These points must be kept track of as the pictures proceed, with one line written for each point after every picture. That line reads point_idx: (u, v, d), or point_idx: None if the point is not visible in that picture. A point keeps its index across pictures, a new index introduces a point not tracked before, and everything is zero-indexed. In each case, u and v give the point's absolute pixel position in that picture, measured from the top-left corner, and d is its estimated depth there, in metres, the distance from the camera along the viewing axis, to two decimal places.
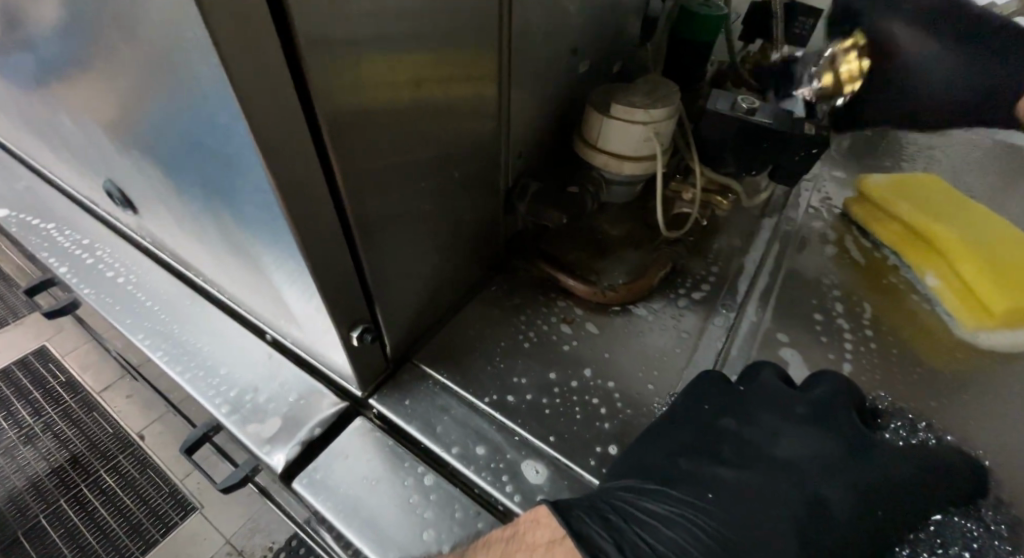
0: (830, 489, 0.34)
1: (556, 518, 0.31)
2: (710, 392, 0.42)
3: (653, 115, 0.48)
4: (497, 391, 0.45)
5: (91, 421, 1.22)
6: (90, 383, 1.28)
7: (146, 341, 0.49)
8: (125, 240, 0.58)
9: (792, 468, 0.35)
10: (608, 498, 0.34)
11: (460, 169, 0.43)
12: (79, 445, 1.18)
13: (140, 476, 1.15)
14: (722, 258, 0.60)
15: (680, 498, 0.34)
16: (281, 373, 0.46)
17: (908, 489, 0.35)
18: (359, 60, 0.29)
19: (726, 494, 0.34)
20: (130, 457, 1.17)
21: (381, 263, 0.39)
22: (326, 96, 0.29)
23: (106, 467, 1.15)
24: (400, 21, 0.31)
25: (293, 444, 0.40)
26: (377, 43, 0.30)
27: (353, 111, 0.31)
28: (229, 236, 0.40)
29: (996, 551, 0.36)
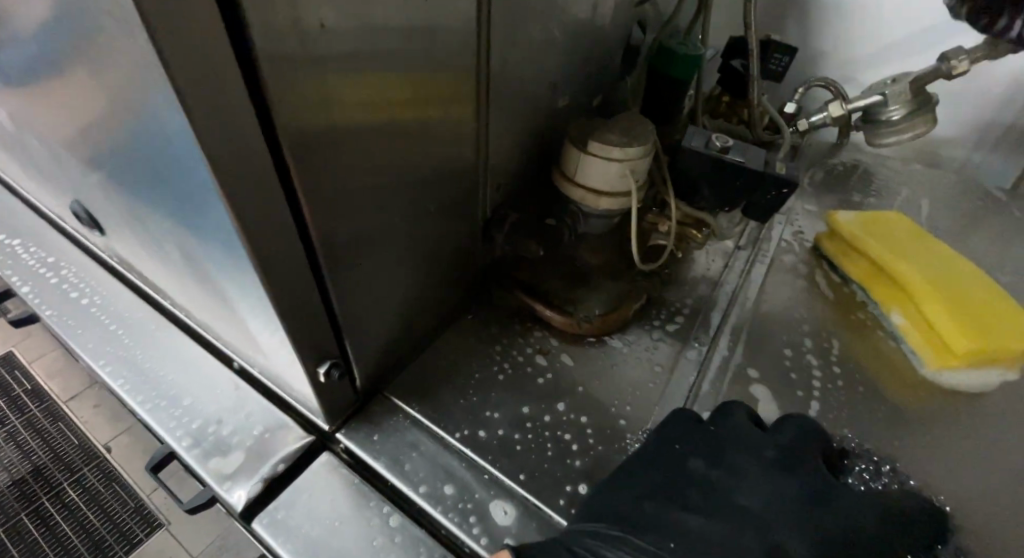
0: (793, 538, 0.34)
1: None
2: (679, 432, 0.42)
3: (628, 154, 0.49)
4: (468, 425, 0.44)
5: (56, 431, 1.18)
6: (57, 391, 1.24)
7: (107, 368, 0.47)
8: (93, 260, 0.57)
9: (756, 514, 0.35)
10: (573, 545, 0.34)
11: (434, 202, 0.43)
12: (42, 457, 1.13)
13: (104, 489, 1.11)
14: (697, 290, 0.60)
15: (642, 547, 0.34)
16: (247, 404, 0.45)
17: (870, 535, 0.36)
18: (327, 98, 0.30)
19: (688, 541, 0.34)
20: (95, 470, 1.13)
21: (349, 297, 0.39)
22: (292, 134, 0.29)
23: (70, 480, 1.11)
24: (371, 62, 0.31)
25: (256, 481, 0.39)
26: (347, 84, 0.30)
27: (321, 149, 0.31)
28: (197, 266, 0.39)
29: None
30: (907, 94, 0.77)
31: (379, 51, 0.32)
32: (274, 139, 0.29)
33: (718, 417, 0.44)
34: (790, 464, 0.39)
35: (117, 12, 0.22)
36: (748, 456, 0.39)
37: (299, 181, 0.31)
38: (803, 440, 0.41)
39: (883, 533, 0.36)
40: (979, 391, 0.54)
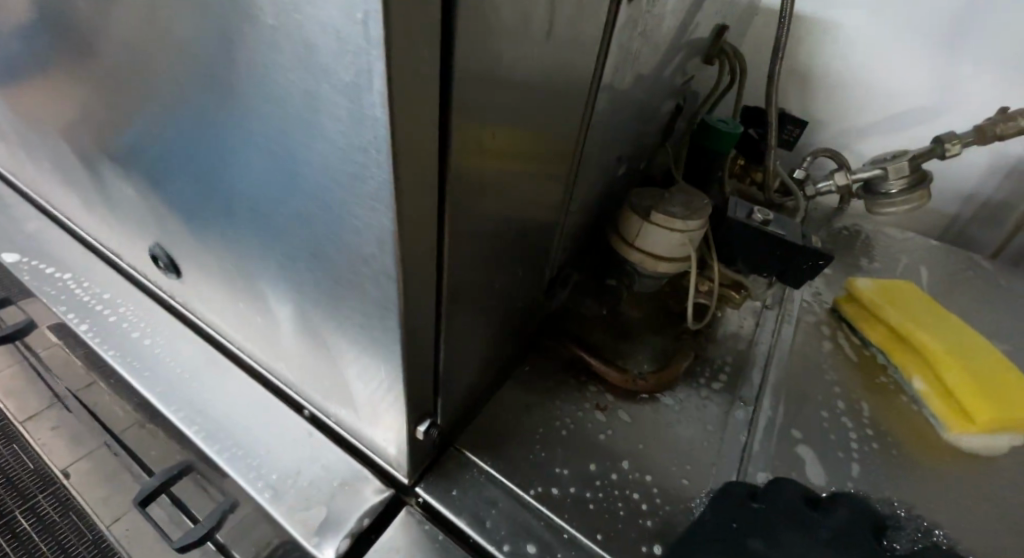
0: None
1: None
2: (743, 497, 0.44)
3: (689, 226, 0.52)
4: (541, 482, 0.46)
5: None
6: None
7: (178, 414, 0.47)
8: (150, 298, 0.57)
9: None
10: None
11: (519, 265, 0.45)
12: None
13: None
14: (735, 348, 0.64)
15: None
16: (323, 455, 0.45)
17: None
18: (479, 188, 0.31)
19: None
20: None
21: (451, 359, 0.40)
22: (454, 222, 0.31)
23: None
24: (510, 152, 0.33)
25: (342, 536, 0.40)
26: (492, 171, 0.32)
27: (466, 230, 0.33)
28: (297, 322, 0.40)
29: None
30: (906, 171, 0.83)
31: (518, 142, 0.33)
32: (442, 229, 0.30)
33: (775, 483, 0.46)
34: (849, 536, 0.40)
35: (332, 124, 0.23)
36: (811, 530, 0.41)
37: (449, 264, 0.32)
38: (860, 515, 0.42)
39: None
40: (994, 457, 0.58)
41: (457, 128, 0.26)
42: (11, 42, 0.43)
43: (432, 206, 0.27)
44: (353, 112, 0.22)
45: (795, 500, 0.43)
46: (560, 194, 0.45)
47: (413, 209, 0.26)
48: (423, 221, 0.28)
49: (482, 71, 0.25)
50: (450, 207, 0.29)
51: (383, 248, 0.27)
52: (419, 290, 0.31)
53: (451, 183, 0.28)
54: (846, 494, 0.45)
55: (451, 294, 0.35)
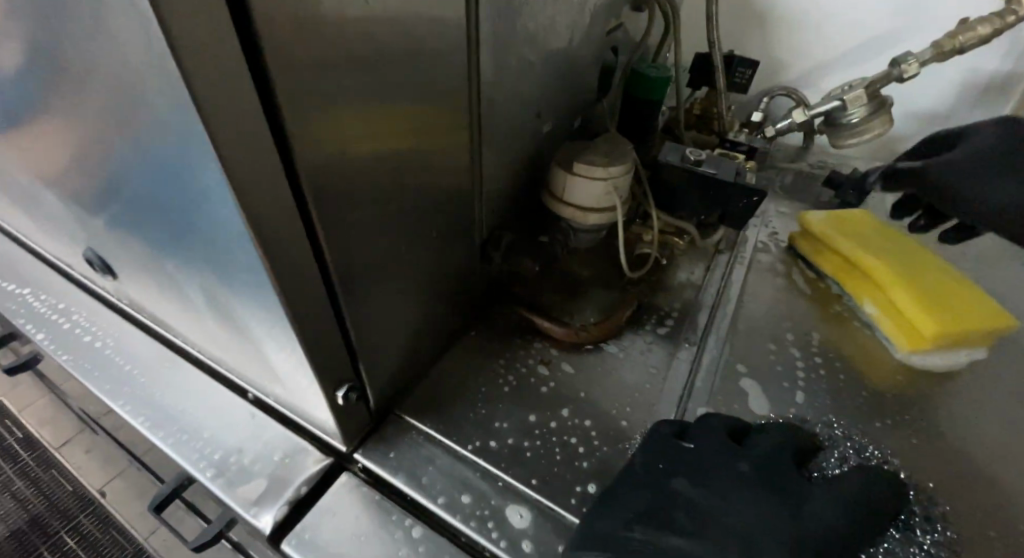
0: (772, 544, 0.36)
1: None
2: (669, 444, 0.44)
3: (610, 172, 0.52)
4: (479, 437, 0.47)
5: (48, 477, 1.29)
6: (48, 438, 1.33)
7: (128, 407, 0.49)
8: (103, 303, 0.59)
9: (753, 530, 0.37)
10: None
11: (435, 228, 0.46)
12: (37, 505, 1.23)
13: (102, 534, 1.21)
14: (684, 293, 0.64)
15: None
16: (265, 432, 0.46)
17: (848, 528, 0.38)
18: (346, 164, 0.33)
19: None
20: (90, 515, 1.23)
21: (363, 322, 0.41)
22: (319, 192, 0.32)
23: (67, 527, 1.21)
24: (380, 131, 0.34)
25: (280, 505, 0.41)
26: (361, 154, 0.34)
27: (343, 207, 0.34)
28: (215, 306, 0.41)
29: None
30: (863, 99, 0.76)
31: (388, 118, 0.35)
32: (304, 200, 0.31)
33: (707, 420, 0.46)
34: (766, 471, 0.41)
35: (147, 84, 0.24)
36: (730, 470, 0.41)
37: (329, 237, 0.34)
38: (781, 446, 0.43)
39: (856, 526, 0.38)
40: (948, 374, 0.58)
41: (282, 81, 0.26)
42: None
43: (276, 164, 0.28)
44: (158, 70, 0.22)
45: (718, 435, 0.44)
46: (464, 153, 0.45)
47: (252, 165, 0.27)
48: (275, 179, 0.28)
49: (298, 21, 0.25)
50: (309, 180, 0.30)
51: (236, 210, 0.28)
52: (295, 250, 0.32)
53: (298, 147, 0.29)
54: (769, 426, 0.45)
55: (343, 264, 0.36)
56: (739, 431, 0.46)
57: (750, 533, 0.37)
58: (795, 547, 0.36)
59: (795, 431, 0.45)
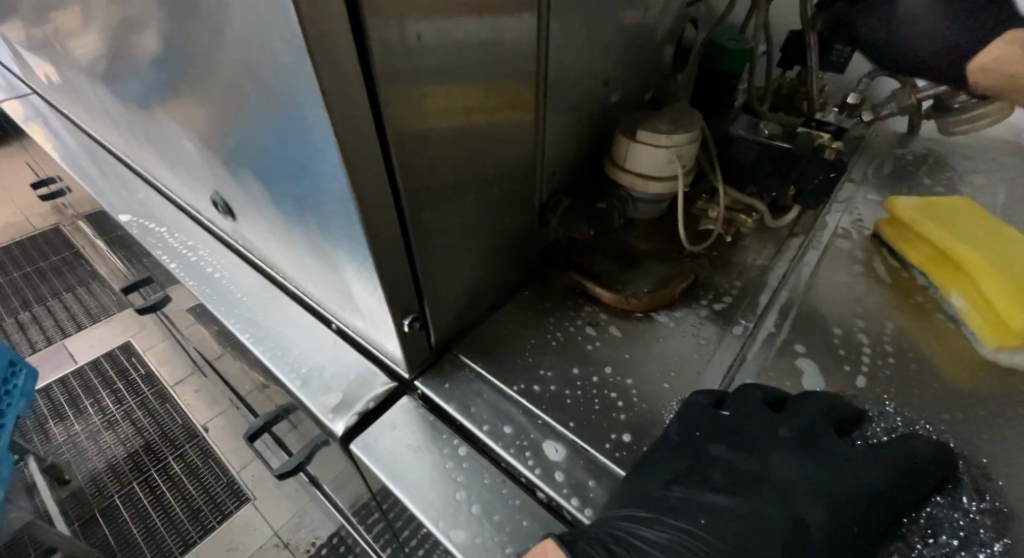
0: (814, 514, 0.37)
1: (561, 550, 0.36)
2: (701, 409, 0.45)
3: (674, 140, 0.53)
4: (525, 380, 0.51)
5: (163, 410, 1.50)
6: (166, 377, 1.57)
7: (237, 324, 0.57)
8: (222, 243, 0.68)
9: (780, 488, 0.39)
10: (610, 528, 0.39)
11: (501, 185, 0.50)
12: (152, 433, 1.46)
13: (202, 464, 1.40)
14: (747, 271, 0.63)
15: (675, 528, 0.38)
16: (343, 355, 0.53)
17: (883, 489, 0.39)
18: (424, 132, 0.38)
19: (715, 520, 0.38)
20: (194, 446, 1.43)
21: (430, 263, 0.46)
22: (401, 152, 0.37)
23: (175, 455, 1.42)
24: (457, 108, 0.40)
25: (352, 415, 0.47)
26: (438, 127, 0.39)
27: (419, 168, 0.40)
28: (310, 240, 0.47)
29: (981, 538, 0.39)
30: None
31: (464, 95, 0.40)
32: (389, 153, 0.37)
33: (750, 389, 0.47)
34: (809, 435, 0.41)
35: (273, 29, 0.30)
36: (769, 435, 0.42)
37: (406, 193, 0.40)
38: (822, 413, 0.43)
39: (894, 496, 0.39)
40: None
41: (376, 36, 0.31)
42: (92, 35, 0.54)
43: (366, 108, 0.33)
44: (283, 17, 0.28)
45: (757, 401, 0.45)
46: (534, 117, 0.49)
47: (346, 105, 0.32)
48: (364, 120, 0.33)
49: None
50: (394, 139, 0.36)
51: (333, 144, 0.33)
52: (377, 187, 0.37)
53: (385, 102, 0.34)
54: (806, 394, 0.45)
55: (416, 216, 0.42)
56: (775, 399, 0.46)
57: (790, 497, 0.38)
58: (830, 504, 0.38)
59: (835, 400, 0.44)
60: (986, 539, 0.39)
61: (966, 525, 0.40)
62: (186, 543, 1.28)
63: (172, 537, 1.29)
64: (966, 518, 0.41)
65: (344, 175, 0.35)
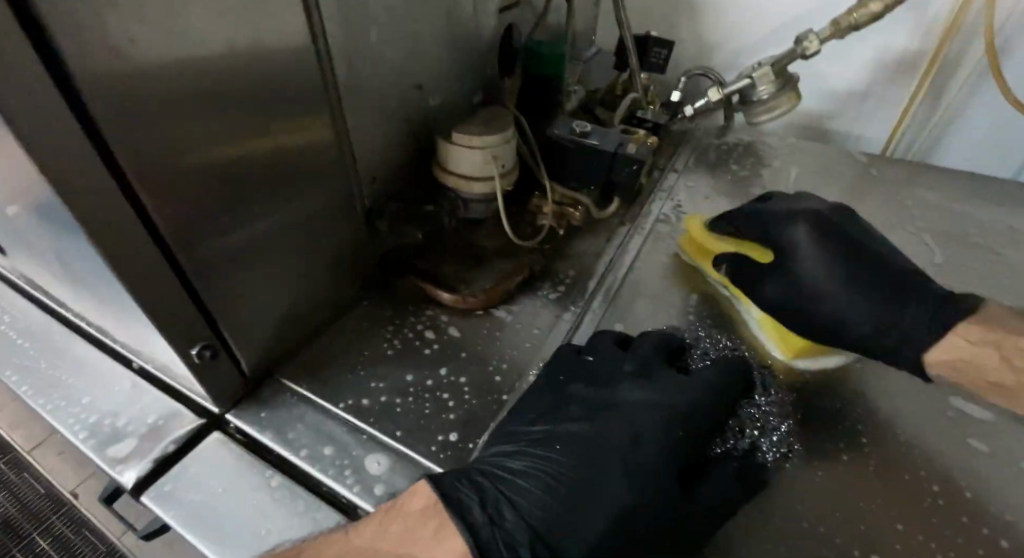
0: (648, 445, 0.40)
1: (429, 489, 0.37)
2: (562, 364, 0.49)
3: (487, 141, 0.56)
4: (353, 395, 0.51)
5: (20, 481, 1.30)
6: (21, 443, 1.36)
7: (13, 377, 0.52)
8: (5, 284, 0.61)
9: (625, 410, 0.43)
10: (479, 466, 0.40)
11: (299, 198, 0.48)
12: (8, 508, 1.26)
13: (72, 534, 1.23)
14: (580, 261, 0.67)
15: (540, 456, 0.41)
16: (142, 397, 0.50)
17: (710, 408, 0.43)
18: (177, 163, 0.36)
19: (570, 445, 0.41)
20: (63, 517, 1.26)
21: (220, 288, 0.43)
22: (150, 189, 0.35)
23: (39, 529, 1.23)
24: (217, 137, 0.38)
25: (143, 464, 0.44)
26: (196, 158, 0.37)
27: (182, 201, 0.38)
28: (76, 275, 0.44)
29: (775, 426, 0.48)
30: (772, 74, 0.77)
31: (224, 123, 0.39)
32: (131, 188, 0.34)
33: (593, 347, 0.50)
34: (646, 371, 0.46)
35: None
36: (615, 374, 0.46)
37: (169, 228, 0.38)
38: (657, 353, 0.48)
39: (713, 413, 0.43)
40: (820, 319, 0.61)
41: (70, 51, 0.28)
42: None
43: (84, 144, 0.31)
44: None
45: (609, 350, 0.49)
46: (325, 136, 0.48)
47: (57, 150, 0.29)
48: (86, 156, 0.31)
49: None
50: (135, 175, 0.34)
51: (48, 188, 0.30)
52: (125, 222, 0.35)
53: (110, 136, 0.32)
54: (650, 333, 0.50)
55: (191, 248, 0.40)
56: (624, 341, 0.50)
57: (627, 420, 0.42)
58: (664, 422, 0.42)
59: (670, 337, 0.50)
60: (777, 426, 0.48)
61: (761, 417, 0.48)
62: None
63: None
64: (759, 411, 0.48)
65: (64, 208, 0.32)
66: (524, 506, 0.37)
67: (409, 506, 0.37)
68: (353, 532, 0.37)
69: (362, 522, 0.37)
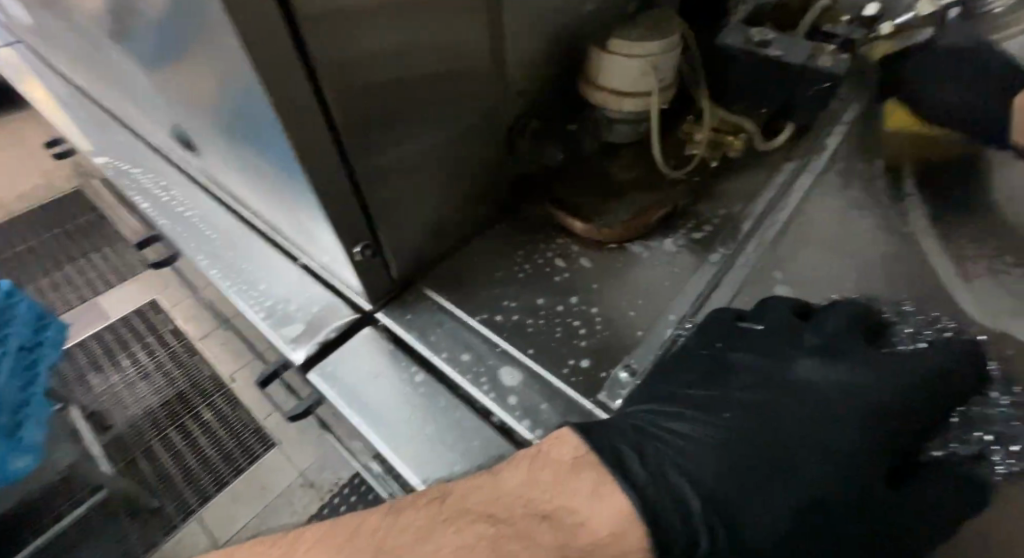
0: (841, 433, 0.35)
1: (576, 436, 0.36)
2: (715, 325, 0.44)
3: (646, 48, 0.49)
4: (488, 310, 0.50)
5: (193, 362, 1.54)
6: (193, 331, 1.60)
7: (205, 263, 0.58)
8: (193, 183, 0.68)
9: (800, 389, 0.38)
10: (628, 420, 0.39)
11: (456, 104, 0.46)
12: (183, 383, 1.50)
13: (230, 412, 1.44)
14: (733, 198, 0.59)
15: (701, 421, 0.38)
16: (309, 289, 0.53)
17: (914, 401, 0.36)
18: (359, 60, 0.36)
19: (738, 414, 0.38)
20: (223, 396, 1.47)
21: (378, 188, 0.43)
22: (333, 83, 0.35)
23: (206, 404, 1.46)
24: (397, 35, 0.37)
25: (313, 344, 0.48)
26: (376, 57, 0.37)
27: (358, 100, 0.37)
28: (256, 167, 0.46)
29: (1022, 431, 0.36)
30: None
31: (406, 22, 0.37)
32: (316, 78, 0.34)
33: (759, 314, 0.44)
34: (834, 348, 0.39)
35: None
36: (796, 343, 0.40)
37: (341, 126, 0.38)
38: (849, 325, 0.40)
39: (920, 402, 0.36)
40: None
41: None
42: None
43: (283, 27, 0.30)
44: None
45: (782, 316, 0.43)
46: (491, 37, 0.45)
47: (255, 23, 0.29)
48: (283, 39, 0.31)
49: None
50: (320, 60, 0.33)
51: (248, 65, 0.31)
52: (304, 111, 0.35)
53: (307, 22, 0.31)
54: (838, 304, 0.42)
55: (358, 148, 0.40)
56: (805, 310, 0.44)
57: (805, 399, 0.37)
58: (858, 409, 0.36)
59: (865, 307, 0.42)
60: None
61: (1002, 418, 0.37)
62: (219, 483, 1.34)
63: (208, 478, 1.35)
64: (1001, 413, 0.38)
65: (256, 86, 0.32)
66: (685, 469, 0.36)
67: (555, 455, 0.35)
68: (501, 472, 0.36)
69: (509, 465, 0.36)
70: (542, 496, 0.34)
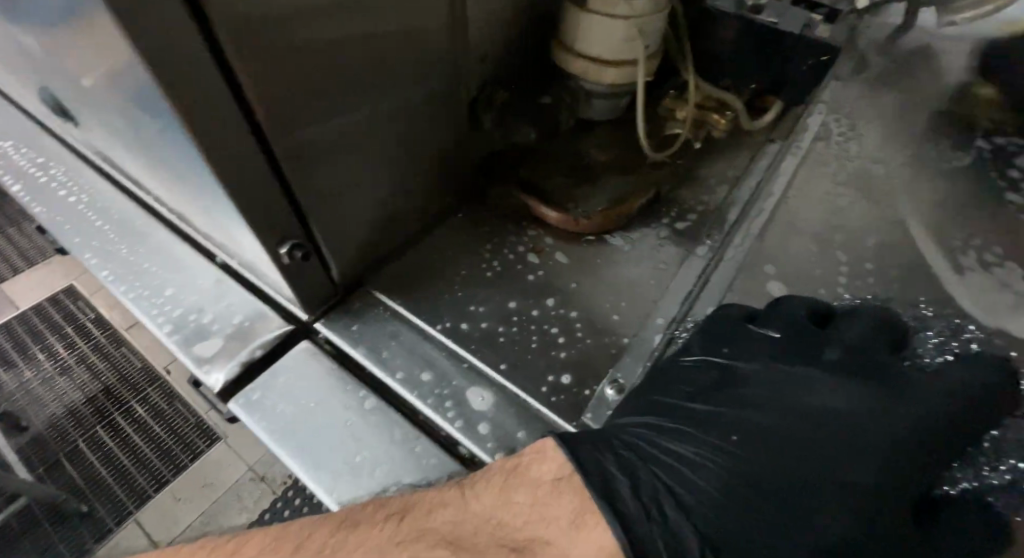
0: (860, 472, 0.30)
1: (562, 453, 0.31)
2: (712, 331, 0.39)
3: (636, 8, 0.42)
4: (452, 318, 0.43)
5: (119, 353, 1.38)
6: (117, 320, 1.43)
7: (94, 261, 0.47)
8: (82, 160, 0.56)
9: (819, 414, 0.32)
10: (619, 434, 0.34)
11: (406, 70, 0.37)
12: (109, 377, 1.34)
13: (166, 406, 1.30)
14: (717, 183, 0.54)
15: (705, 442, 0.32)
16: (228, 295, 0.43)
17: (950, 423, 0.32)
18: (283, 27, 0.27)
19: (747, 435, 0.32)
20: (157, 389, 1.33)
21: (310, 176, 0.35)
22: (244, 59, 0.27)
23: (137, 398, 1.31)
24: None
25: (234, 364, 0.39)
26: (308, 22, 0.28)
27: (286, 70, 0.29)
28: (148, 145, 0.36)
29: None
30: None
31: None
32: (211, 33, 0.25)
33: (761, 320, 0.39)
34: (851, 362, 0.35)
35: None
36: (809, 357, 0.36)
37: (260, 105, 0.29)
38: (866, 333, 0.36)
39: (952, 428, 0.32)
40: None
41: None
42: None
43: None
44: None
45: (793, 320, 0.38)
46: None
47: None
48: None
49: None
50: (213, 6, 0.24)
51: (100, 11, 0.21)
52: (199, 80, 0.26)
53: None
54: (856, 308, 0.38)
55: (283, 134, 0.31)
56: (817, 315, 0.39)
57: (825, 420, 0.32)
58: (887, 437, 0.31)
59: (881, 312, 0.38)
60: None
61: None
62: (158, 484, 1.21)
63: (144, 478, 1.21)
64: None
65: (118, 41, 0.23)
66: (688, 502, 0.30)
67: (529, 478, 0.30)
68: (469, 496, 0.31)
69: (479, 482, 0.31)
70: (514, 522, 0.30)
